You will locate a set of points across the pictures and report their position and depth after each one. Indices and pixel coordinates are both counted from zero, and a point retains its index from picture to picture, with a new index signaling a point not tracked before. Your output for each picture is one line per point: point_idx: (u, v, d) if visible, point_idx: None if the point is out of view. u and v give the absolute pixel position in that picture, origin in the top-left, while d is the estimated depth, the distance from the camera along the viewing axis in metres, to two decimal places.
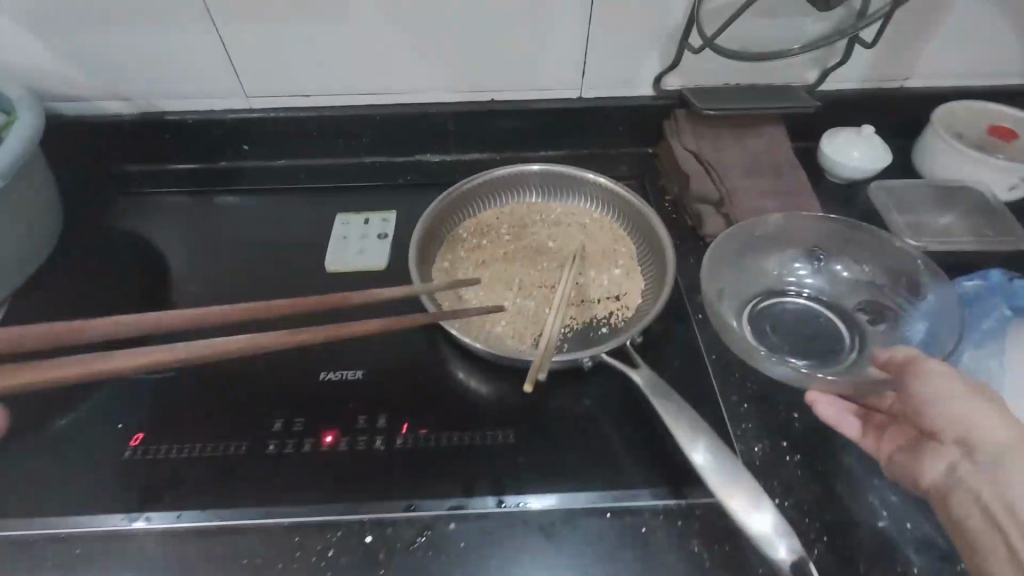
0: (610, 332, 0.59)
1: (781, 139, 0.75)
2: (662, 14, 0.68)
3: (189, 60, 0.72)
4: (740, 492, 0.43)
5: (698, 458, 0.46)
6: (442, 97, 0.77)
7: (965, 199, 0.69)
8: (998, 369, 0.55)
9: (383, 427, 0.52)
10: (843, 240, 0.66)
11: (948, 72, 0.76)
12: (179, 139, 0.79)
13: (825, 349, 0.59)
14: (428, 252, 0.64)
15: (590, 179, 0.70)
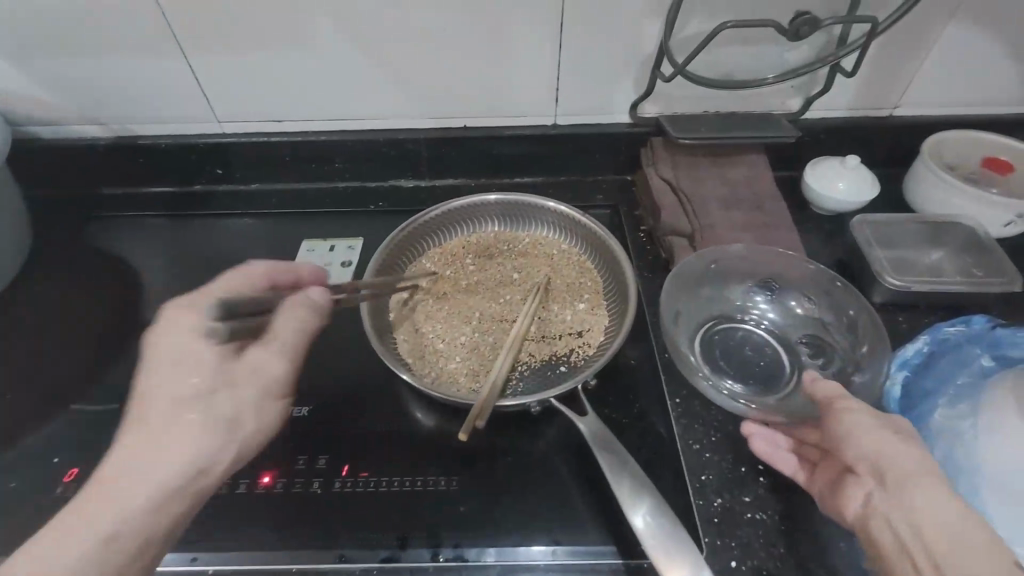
0: (569, 371, 0.56)
1: (764, 169, 0.72)
2: (634, 42, 0.67)
3: (159, 86, 0.72)
4: (679, 561, 0.40)
5: (638, 521, 0.43)
6: (415, 123, 0.76)
7: (956, 235, 0.66)
8: (974, 432, 0.45)
9: (322, 469, 0.50)
10: (799, 281, 0.61)
11: (941, 100, 0.72)
12: (153, 163, 0.79)
13: (778, 384, 0.55)
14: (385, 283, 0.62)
15: (558, 210, 0.67)
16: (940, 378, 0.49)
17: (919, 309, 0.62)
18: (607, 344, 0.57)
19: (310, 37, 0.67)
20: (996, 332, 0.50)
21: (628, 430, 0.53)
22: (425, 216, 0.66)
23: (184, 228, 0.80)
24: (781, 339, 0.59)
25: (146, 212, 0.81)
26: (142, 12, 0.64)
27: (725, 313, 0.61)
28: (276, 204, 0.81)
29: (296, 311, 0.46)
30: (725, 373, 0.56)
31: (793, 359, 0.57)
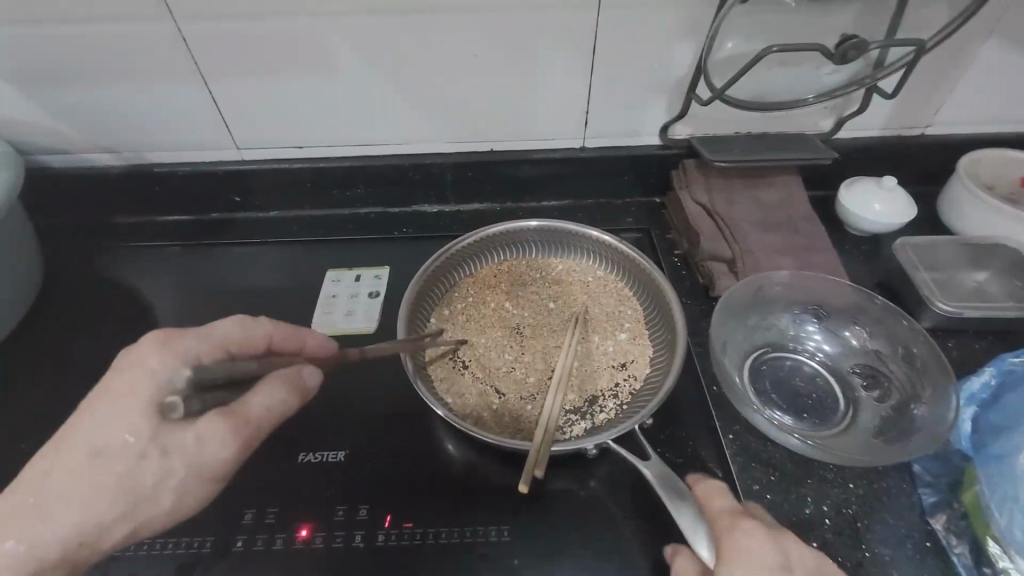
0: (617, 407, 0.54)
1: (798, 190, 0.71)
2: (667, 63, 0.65)
3: (178, 113, 0.70)
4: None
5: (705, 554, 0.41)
6: (441, 147, 0.74)
7: (1001, 257, 0.64)
8: None
9: (363, 520, 0.48)
10: (857, 312, 0.59)
11: (975, 118, 0.71)
12: (168, 191, 0.77)
13: (834, 417, 0.53)
14: (419, 317, 0.59)
15: (589, 237, 0.65)
16: (1012, 411, 0.46)
17: (968, 334, 0.60)
18: (654, 377, 0.56)
19: (336, 63, 0.65)
20: None
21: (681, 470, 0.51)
22: (456, 246, 0.63)
23: (201, 258, 0.77)
24: (832, 369, 0.57)
25: (160, 242, 0.79)
26: (161, 39, 0.62)
27: (774, 343, 0.59)
28: (295, 232, 0.79)
29: (277, 390, 0.41)
30: (781, 408, 0.54)
31: (847, 391, 0.55)
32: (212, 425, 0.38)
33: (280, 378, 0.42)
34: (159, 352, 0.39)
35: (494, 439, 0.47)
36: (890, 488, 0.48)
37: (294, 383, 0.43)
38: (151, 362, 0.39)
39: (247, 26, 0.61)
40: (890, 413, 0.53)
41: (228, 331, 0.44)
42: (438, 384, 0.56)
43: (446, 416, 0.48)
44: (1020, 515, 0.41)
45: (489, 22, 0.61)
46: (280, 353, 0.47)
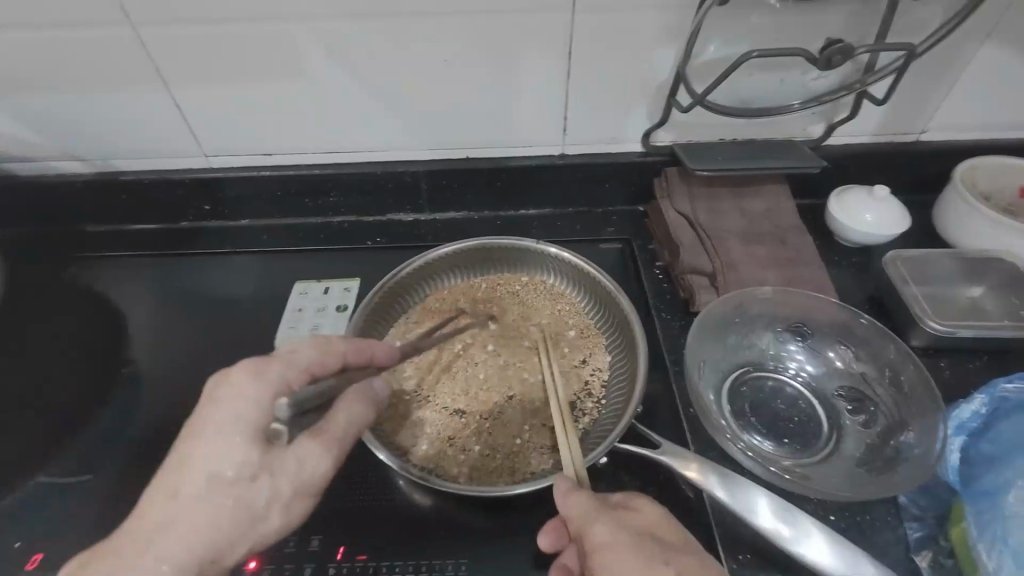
0: (596, 407, 0.54)
1: (785, 199, 0.68)
2: (648, 68, 0.62)
3: (143, 120, 0.67)
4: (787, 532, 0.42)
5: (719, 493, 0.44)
6: (415, 154, 0.72)
7: (997, 271, 0.61)
8: None
9: (316, 552, 0.46)
10: (844, 330, 0.56)
11: (972, 125, 0.68)
12: (138, 200, 0.75)
13: (817, 444, 0.50)
14: (362, 365, 0.55)
15: (533, 248, 0.63)
16: (1002, 440, 0.44)
17: (962, 353, 0.57)
18: (620, 363, 0.56)
19: (304, 70, 0.63)
20: None
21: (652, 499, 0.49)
22: (387, 284, 0.59)
23: (170, 268, 0.75)
24: (817, 392, 0.54)
25: (130, 251, 0.77)
26: (124, 44, 0.60)
27: (755, 361, 0.57)
28: (267, 241, 0.76)
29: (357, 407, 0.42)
30: (761, 433, 0.51)
31: (831, 416, 0.52)
32: (312, 449, 0.39)
33: (358, 392, 0.42)
34: (259, 387, 0.38)
35: (488, 492, 0.44)
36: (874, 522, 0.45)
37: (366, 399, 0.43)
38: (255, 396, 0.37)
39: (212, 30, 0.59)
40: (876, 441, 0.50)
41: (307, 357, 0.42)
42: (395, 426, 0.53)
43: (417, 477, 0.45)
44: (1012, 559, 0.38)
45: (462, 27, 0.59)
46: (355, 369, 0.46)
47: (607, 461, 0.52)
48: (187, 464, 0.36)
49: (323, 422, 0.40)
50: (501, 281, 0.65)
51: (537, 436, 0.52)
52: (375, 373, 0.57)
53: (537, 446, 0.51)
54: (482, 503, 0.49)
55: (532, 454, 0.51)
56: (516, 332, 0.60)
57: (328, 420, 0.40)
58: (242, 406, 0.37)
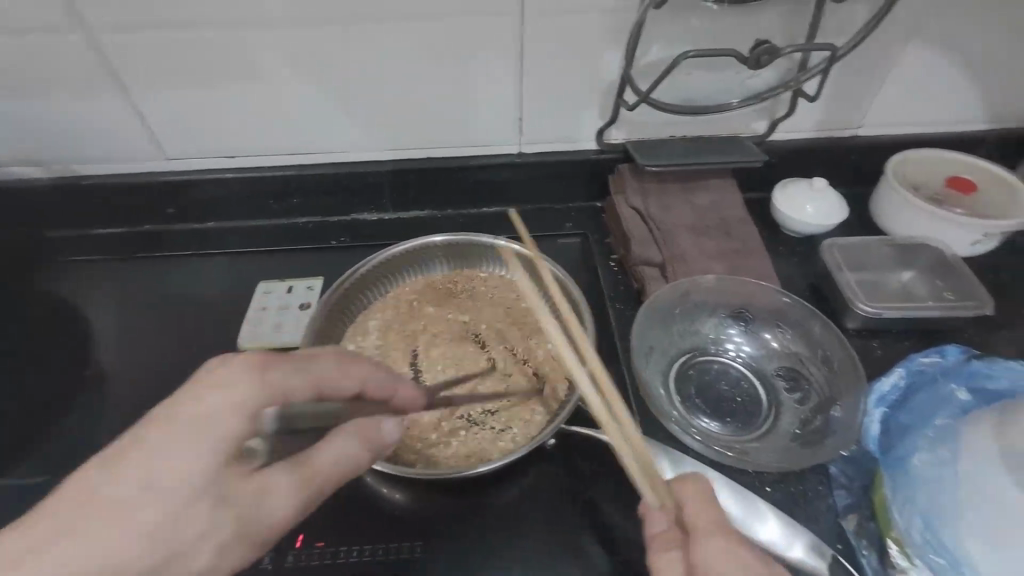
0: (549, 393, 0.56)
1: (732, 192, 0.71)
2: (596, 69, 0.65)
3: (102, 124, 0.68)
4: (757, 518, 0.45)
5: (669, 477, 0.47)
6: (376, 156, 0.73)
7: (927, 256, 0.65)
8: (965, 476, 0.42)
9: (276, 541, 0.48)
10: (780, 313, 0.59)
11: (904, 120, 0.72)
12: (99, 204, 0.75)
13: (757, 421, 0.53)
14: None
15: (491, 244, 0.65)
16: (916, 415, 0.49)
17: (893, 334, 0.61)
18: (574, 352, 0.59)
19: (261, 74, 0.64)
20: (971, 365, 0.51)
21: (601, 479, 0.52)
22: (346, 282, 0.61)
23: (133, 271, 0.75)
24: (757, 372, 0.57)
25: (93, 256, 0.77)
26: (77, 49, 0.60)
27: (699, 346, 0.60)
28: (232, 243, 0.77)
29: (348, 444, 0.39)
30: (703, 412, 0.54)
31: (770, 394, 0.56)
32: (287, 476, 0.36)
33: (353, 430, 0.39)
34: (249, 383, 0.34)
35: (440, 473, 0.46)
36: (808, 493, 0.49)
37: (368, 440, 0.40)
38: (242, 389, 0.34)
39: (165, 36, 0.60)
40: (811, 416, 0.53)
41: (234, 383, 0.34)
42: None
43: (372, 463, 0.47)
44: (921, 520, 0.42)
45: (414, 30, 0.61)
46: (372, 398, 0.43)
47: (559, 444, 0.54)
48: (153, 434, 0.32)
49: (303, 454, 0.37)
50: (460, 277, 0.67)
51: (492, 422, 0.54)
52: None
53: (492, 431, 0.53)
54: (440, 489, 0.51)
55: (486, 437, 0.53)
56: (474, 326, 0.62)
57: (309, 456, 0.37)
58: (240, 403, 0.33)
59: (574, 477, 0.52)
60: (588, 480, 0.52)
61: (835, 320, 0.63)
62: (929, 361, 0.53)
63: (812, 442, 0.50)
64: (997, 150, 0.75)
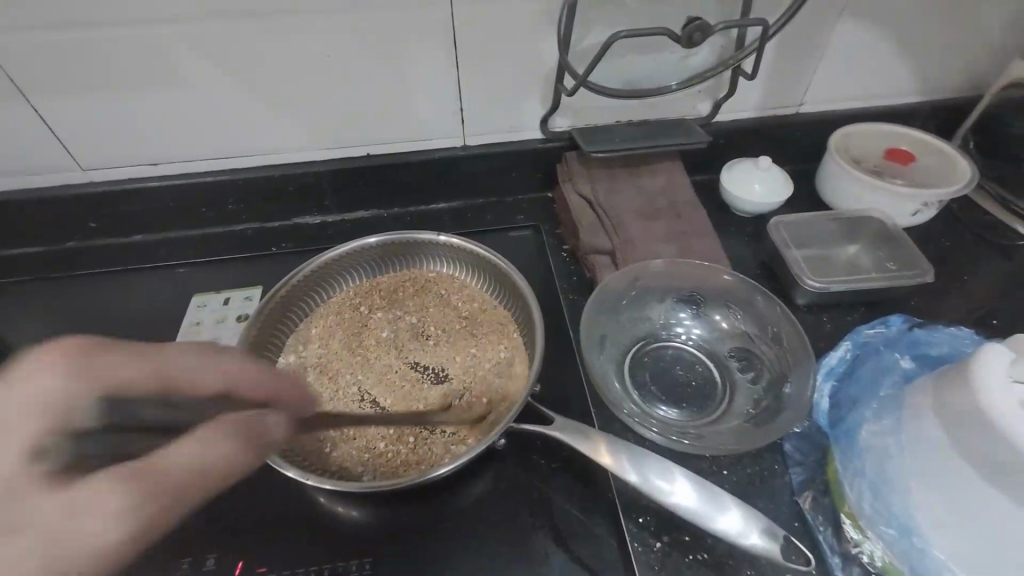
0: (503, 391, 0.54)
1: (679, 175, 0.70)
2: (533, 55, 0.63)
3: (5, 134, 0.62)
4: (721, 507, 0.43)
5: (630, 475, 0.44)
6: (312, 155, 0.70)
7: (870, 228, 0.66)
8: (910, 437, 0.42)
9: (213, 570, 0.45)
10: (729, 292, 0.59)
11: (843, 95, 0.73)
12: (14, 222, 0.69)
13: (711, 405, 0.53)
14: None
15: (437, 241, 0.63)
16: (865, 384, 0.50)
17: (842, 307, 0.61)
18: (525, 346, 0.57)
19: (176, 74, 0.60)
20: (911, 333, 0.52)
21: (558, 474, 0.50)
22: (283, 290, 0.58)
23: (55, 292, 0.70)
24: (709, 354, 0.57)
25: (10, 277, 0.71)
26: None
27: (652, 332, 0.59)
28: (165, 256, 0.72)
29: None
30: (657, 399, 0.53)
31: (723, 376, 0.55)
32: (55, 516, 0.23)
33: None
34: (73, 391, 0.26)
35: (387, 483, 0.44)
36: (764, 472, 0.49)
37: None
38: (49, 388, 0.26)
39: (63, 36, 0.55)
40: (763, 395, 0.53)
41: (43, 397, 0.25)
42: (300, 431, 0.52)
43: (313, 480, 0.44)
44: (870, 491, 0.43)
45: (336, 21, 0.58)
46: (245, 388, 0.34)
47: (513, 441, 0.52)
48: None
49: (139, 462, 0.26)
50: (407, 277, 0.64)
51: (442, 428, 0.52)
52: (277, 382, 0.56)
53: (443, 436, 0.51)
54: (390, 498, 0.49)
55: (437, 444, 0.51)
56: (423, 328, 0.60)
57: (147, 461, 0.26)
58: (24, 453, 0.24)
59: (530, 476, 0.50)
60: (544, 478, 0.50)
61: (785, 298, 0.63)
62: (872, 331, 0.54)
63: (765, 420, 0.50)
64: (932, 121, 0.76)
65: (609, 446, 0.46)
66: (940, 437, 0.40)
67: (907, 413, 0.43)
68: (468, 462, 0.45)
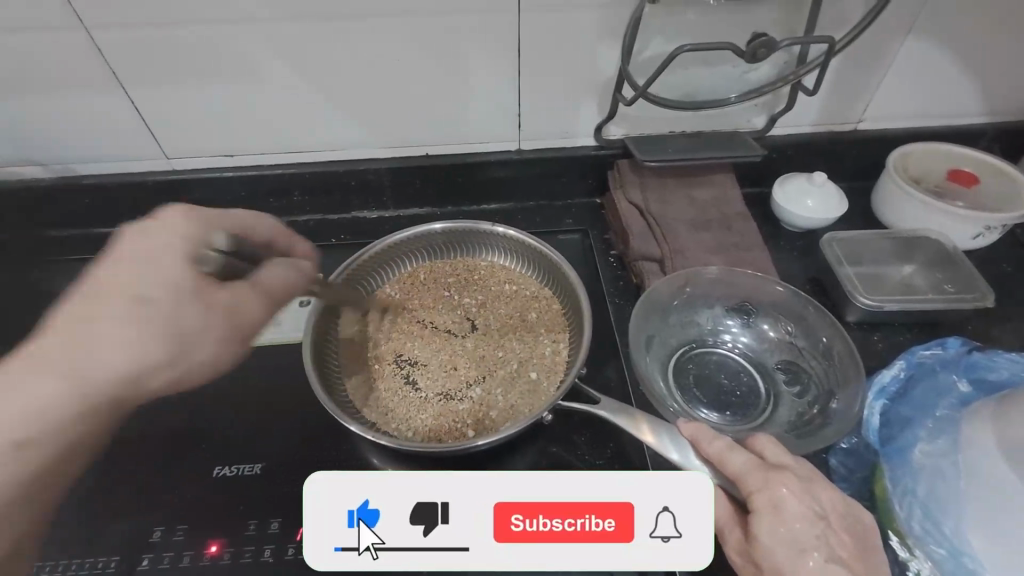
0: (550, 375, 0.57)
1: (731, 186, 0.71)
2: (591, 65, 0.65)
3: (100, 121, 0.68)
4: None
5: (675, 456, 0.46)
6: (374, 153, 0.73)
7: (927, 249, 0.65)
8: (979, 462, 0.42)
9: (274, 534, 0.49)
10: (779, 305, 0.59)
11: (904, 114, 0.72)
12: (103, 204, 0.75)
13: (755, 414, 0.54)
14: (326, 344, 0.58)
15: (498, 233, 0.65)
16: (918, 407, 0.49)
17: (893, 327, 0.61)
18: (573, 338, 0.59)
19: (258, 72, 0.64)
20: (971, 356, 0.52)
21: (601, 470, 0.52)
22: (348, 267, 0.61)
23: None
24: (755, 363, 0.58)
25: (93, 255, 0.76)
26: (72, 48, 0.61)
27: (699, 338, 0.60)
28: None
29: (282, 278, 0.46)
30: (701, 404, 0.54)
31: (768, 386, 0.56)
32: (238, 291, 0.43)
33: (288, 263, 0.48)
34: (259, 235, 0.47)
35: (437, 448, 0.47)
36: None
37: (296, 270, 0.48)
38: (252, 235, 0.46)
39: (155, 34, 0.60)
40: (807, 408, 0.53)
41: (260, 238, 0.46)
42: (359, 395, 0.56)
43: (374, 437, 0.48)
44: (921, 511, 0.43)
45: (408, 28, 0.61)
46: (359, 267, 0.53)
47: (559, 432, 0.55)
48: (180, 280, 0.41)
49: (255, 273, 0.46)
50: (462, 264, 0.67)
51: (487, 407, 0.55)
52: (340, 353, 0.59)
53: (488, 418, 0.54)
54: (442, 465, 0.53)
55: (484, 421, 0.54)
56: (476, 313, 0.63)
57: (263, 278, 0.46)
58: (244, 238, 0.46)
59: (572, 457, 0.53)
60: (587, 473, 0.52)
61: (835, 313, 0.63)
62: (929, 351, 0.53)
63: (808, 429, 0.51)
64: (997, 143, 0.74)
65: (651, 426, 0.47)
66: (1000, 467, 0.41)
67: (974, 437, 0.43)
68: (512, 435, 0.48)
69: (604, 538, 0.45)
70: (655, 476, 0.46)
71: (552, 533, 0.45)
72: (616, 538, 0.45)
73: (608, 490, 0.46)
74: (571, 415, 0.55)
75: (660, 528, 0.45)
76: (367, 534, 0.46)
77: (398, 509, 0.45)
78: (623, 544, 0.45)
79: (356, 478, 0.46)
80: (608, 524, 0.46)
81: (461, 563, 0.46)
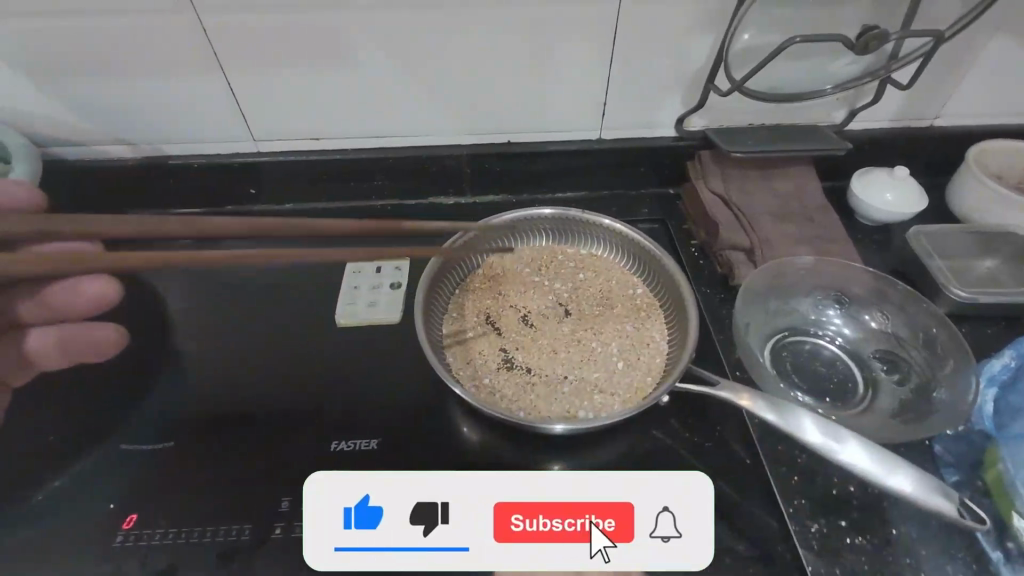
0: (652, 360, 0.58)
1: (813, 179, 0.72)
2: (683, 56, 0.66)
3: (193, 102, 0.68)
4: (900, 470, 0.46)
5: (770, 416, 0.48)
6: (458, 140, 0.74)
7: (1011, 244, 0.66)
8: None
9: None
10: (874, 296, 0.61)
11: (983, 111, 0.73)
12: (187, 185, 0.76)
13: (855, 401, 0.55)
14: (431, 323, 0.58)
15: (601, 225, 0.66)
16: None
17: (980, 320, 0.62)
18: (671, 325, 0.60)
19: (354, 57, 0.65)
20: None
21: (709, 451, 0.54)
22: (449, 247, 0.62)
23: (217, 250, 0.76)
24: (852, 353, 0.59)
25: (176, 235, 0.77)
26: (176, 30, 0.61)
27: (796, 327, 0.61)
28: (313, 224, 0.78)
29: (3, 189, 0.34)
30: (804, 390, 0.56)
31: (867, 374, 0.57)
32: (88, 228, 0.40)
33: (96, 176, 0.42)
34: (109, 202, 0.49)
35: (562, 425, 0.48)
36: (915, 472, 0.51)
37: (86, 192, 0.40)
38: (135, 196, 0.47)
39: (259, 20, 0.61)
40: (909, 396, 0.55)
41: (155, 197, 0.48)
42: (465, 373, 0.57)
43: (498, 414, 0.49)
44: None
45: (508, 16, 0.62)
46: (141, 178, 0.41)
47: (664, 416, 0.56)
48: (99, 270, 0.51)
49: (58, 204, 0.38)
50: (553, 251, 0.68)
51: (593, 389, 0.56)
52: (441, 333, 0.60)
53: (596, 399, 0.55)
54: (553, 446, 0.54)
55: (592, 403, 0.55)
56: (571, 299, 0.64)
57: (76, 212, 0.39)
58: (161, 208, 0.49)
59: (679, 439, 0.54)
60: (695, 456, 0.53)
61: None
62: None
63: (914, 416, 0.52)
64: None
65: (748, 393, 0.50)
66: None
67: None
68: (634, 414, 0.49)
69: (603, 539, 0.46)
70: (654, 479, 0.50)
71: (551, 533, 0.46)
72: (617, 540, 0.46)
73: (608, 491, 0.48)
74: (675, 399, 0.57)
75: (660, 528, 0.47)
76: (366, 534, 0.47)
77: (399, 508, 0.47)
78: (624, 545, 0.46)
79: (356, 477, 0.49)
80: (608, 524, 0.47)
81: (458, 565, 0.46)
